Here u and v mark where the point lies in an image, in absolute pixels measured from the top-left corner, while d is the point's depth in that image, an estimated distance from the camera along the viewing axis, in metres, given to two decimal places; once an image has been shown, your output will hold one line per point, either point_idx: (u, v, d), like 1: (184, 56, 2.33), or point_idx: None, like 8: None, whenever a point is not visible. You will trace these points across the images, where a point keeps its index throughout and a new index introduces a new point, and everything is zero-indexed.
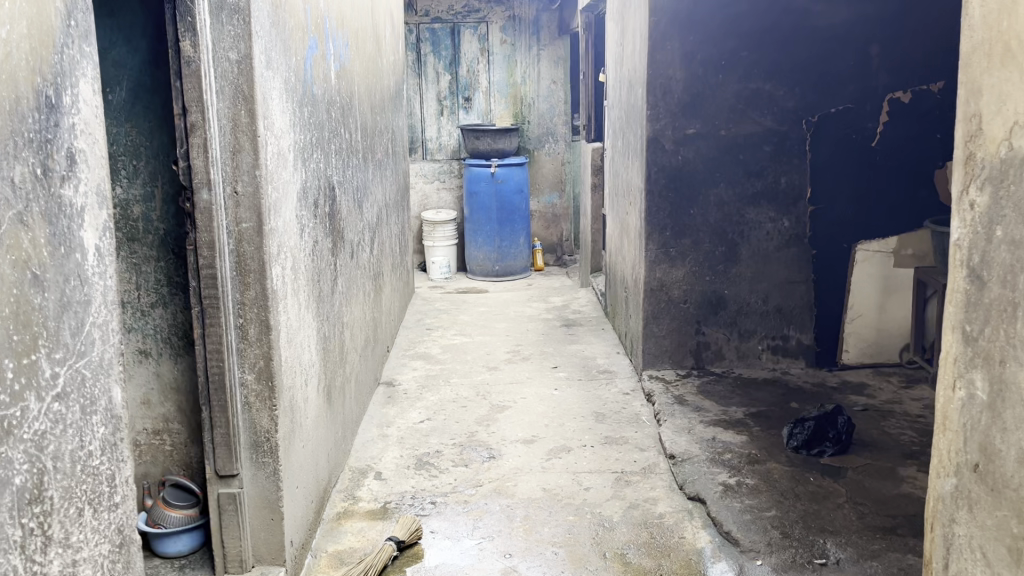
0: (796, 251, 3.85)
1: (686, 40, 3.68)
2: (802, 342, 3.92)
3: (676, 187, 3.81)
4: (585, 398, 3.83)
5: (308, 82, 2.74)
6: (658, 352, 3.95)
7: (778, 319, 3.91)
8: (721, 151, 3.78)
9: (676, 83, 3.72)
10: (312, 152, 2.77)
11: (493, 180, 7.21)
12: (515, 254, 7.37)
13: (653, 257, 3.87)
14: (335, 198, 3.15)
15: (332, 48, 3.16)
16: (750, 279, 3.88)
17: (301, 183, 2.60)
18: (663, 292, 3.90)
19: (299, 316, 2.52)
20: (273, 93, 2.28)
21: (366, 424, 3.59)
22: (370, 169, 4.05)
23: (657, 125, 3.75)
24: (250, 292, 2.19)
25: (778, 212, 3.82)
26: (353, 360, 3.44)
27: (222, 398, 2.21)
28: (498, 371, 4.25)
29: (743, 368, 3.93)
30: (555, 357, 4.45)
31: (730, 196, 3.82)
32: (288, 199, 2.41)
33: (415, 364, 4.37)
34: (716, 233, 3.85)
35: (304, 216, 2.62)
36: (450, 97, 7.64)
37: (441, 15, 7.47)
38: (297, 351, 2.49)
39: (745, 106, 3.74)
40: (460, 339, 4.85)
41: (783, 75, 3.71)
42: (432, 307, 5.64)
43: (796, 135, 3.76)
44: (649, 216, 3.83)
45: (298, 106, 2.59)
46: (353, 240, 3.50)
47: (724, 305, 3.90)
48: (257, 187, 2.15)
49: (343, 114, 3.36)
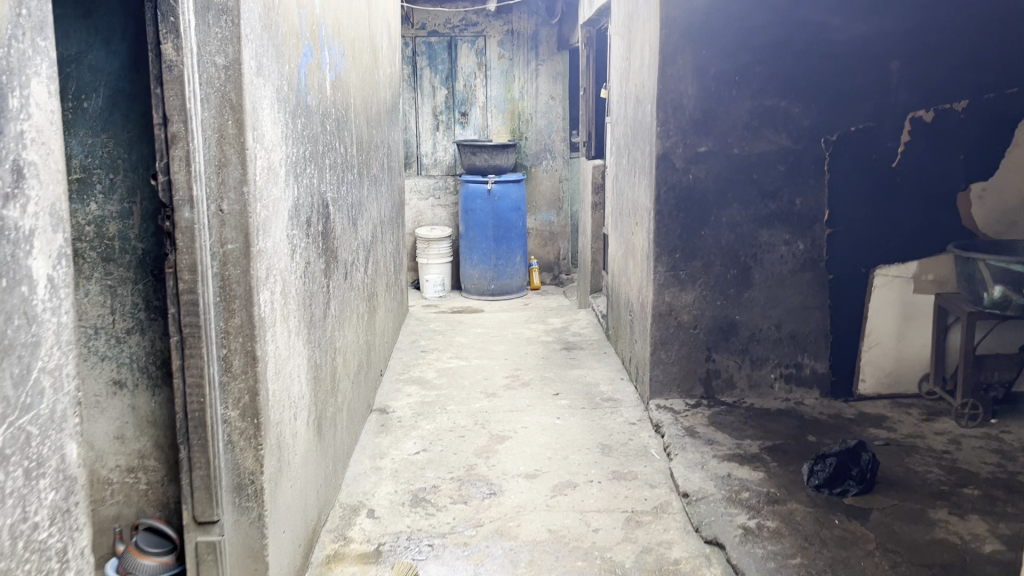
0: (811, 275, 3.67)
1: (699, 53, 3.52)
2: (816, 370, 3.74)
3: (687, 207, 3.63)
4: (589, 428, 3.64)
5: (303, 93, 2.55)
6: (665, 380, 3.76)
7: (791, 346, 3.72)
8: (734, 170, 3.60)
9: (688, 99, 3.55)
10: (305, 168, 2.58)
11: (489, 198, 7.03)
12: (511, 273, 7.19)
13: (662, 280, 3.68)
14: (329, 216, 2.96)
15: (328, 57, 2.97)
16: (763, 304, 3.70)
17: (294, 200, 2.41)
18: (672, 318, 3.71)
19: (288, 344, 2.32)
20: (265, 102, 2.09)
21: (358, 455, 3.38)
22: (366, 185, 3.86)
23: (667, 142, 3.57)
24: (235, 320, 1.99)
25: (793, 234, 3.65)
26: (345, 388, 3.23)
27: (202, 436, 2.00)
28: (497, 398, 4.04)
29: (755, 398, 3.75)
30: (556, 383, 4.25)
31: (743, 217, 3.64)
32: (278, 217, 2.22)
33: (409, 389, 4.16)
34: (728, 255, 3.67)
35: (296, 236, 2.43)
36: (446, 111, 7.47)
37: (438, 28, 7.31)
38: (285, 382, 2.28)
39: (760, 123, 3.57)
40: (456, 362, 4.65)
41: (800, 91, 3.55)
42: (426, 328, 5.43)
43: (812, 155, 3.59)
44: (658, 238, 3.65)
45: (291, 118, 2.41)
46: (347, 260, 3.31)
47: (735, 331, 3.72)
48: (244, 205, 1.94)
49: (338, 128, 3.18)
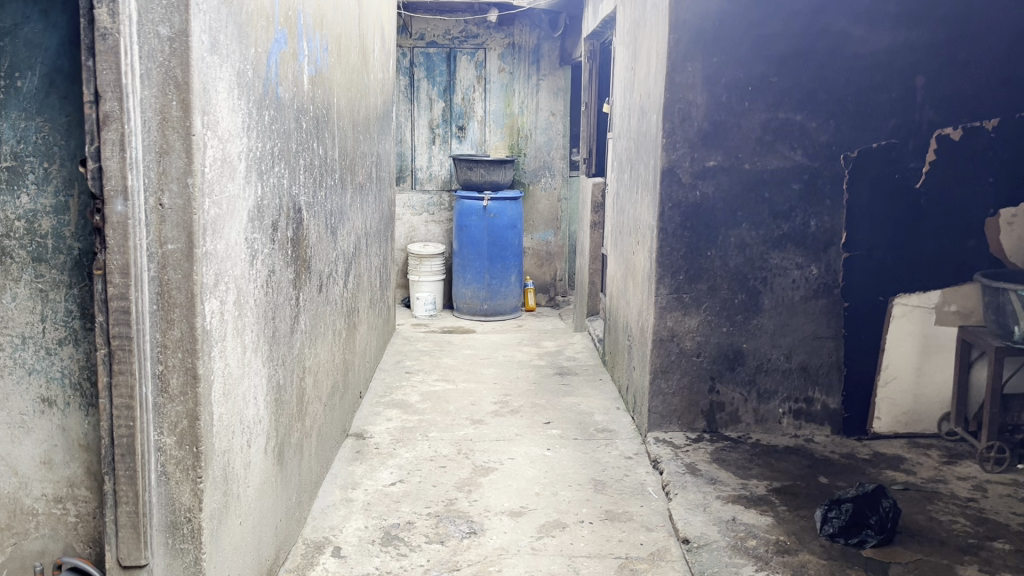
0: (824, 303, 3.41)
1: (710, 61, 3.28)
2: (827, 406, 3.47)
3: (693, 225, 3.37)
4: (581, 461, 3.35)
5: (273, 82, 2.30)
6: (665, 411, 3.48)
7: (802, 378, 3.46)
8: (744, 188, 3.35)
9: (697, 109, 3.31)
10: (272, 167, 2.32)
11: (484, 215, 6.78)
12: (505, 293, 6.93)
13: (664, 304, 3.42)
14: (302, 222, 2.70)
15: (307, 49, 2.73)
16: (771, 332, 3.44)
17: (255, 198, 2.15)
18: (674, 344, 3.44)
19: (242, 363, 2.04)
20: (221, 85, 1.83)
21: (328, 484, 3.09)
22: (349, 192, 3.60)
23: (673, 155, 3.32)
24: (173, 333, 1.72)
25: (805, 258, 3.39)
26: (316, 412, 2.96)
27: (130, 465, 1.71)
28: (484, 425, 3.76)
29: (761, 434, 3.47)
30: (547, 411, 3.97)
31: (752, 238, 3.39)
32: (234, 218, 1.96)
33: (390, 414, 3.89)
34: (735, 279, 3.41)
35: (257, 239, 2.16)
36: (443, 125, 7.24)
37: (437, 39, 7.10)
38: (237, 404, 2.01)
39: (774, 138, 3.33)
40: (442, 385, 4.37)
41: (817, 105, 3.31)
42: (413, 348, 5.16)
43: (829, 173, 3.34)
44: (661, 257, 3.39)
45: (257, 108, 2.15)
46: (323, 271, 3.04)
47: (741, 361, 3.46)
48: (188, 199, 1.68)
49: (317, 127, 2.92)
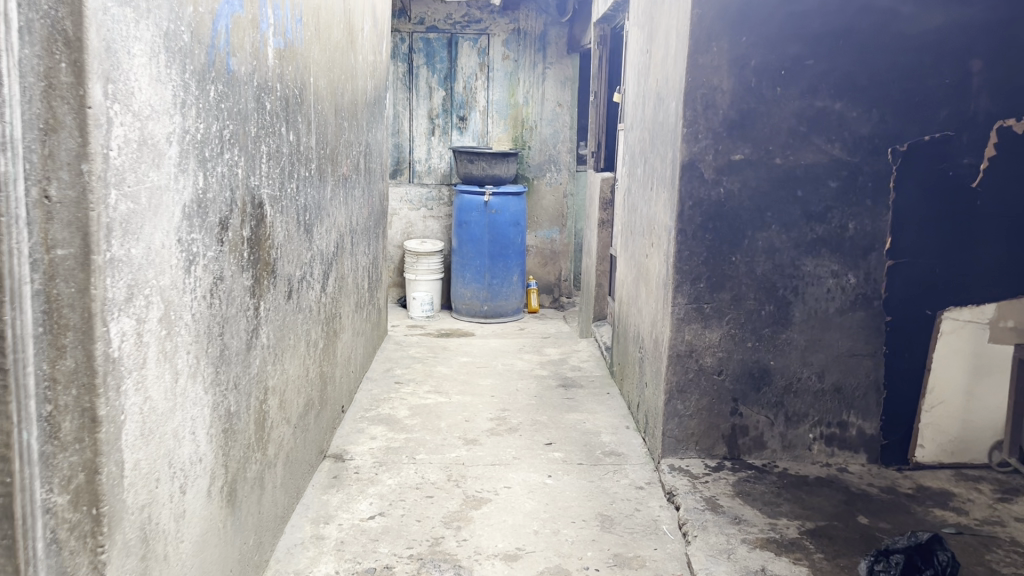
0: (863, 316, 3.02)
1: (738, 40, 2.88)
2: (863, 432, 3.08)
3: (716, 226, 2.98)
4: (585, 492, 2.97)
5: (222, 50, 1.90)
6: (681, 435, 3.10)
7: (835, 401, 3.08)
8: (774, 185, 2.96)
9: (722, 94, 2.91)
10: (221, 153, 1.93)
11: (485, 211, 6.39)
12: (507, 294, 6.55)
13: (681, 315, 3.03)
14: (264, 219, 2.31)
15: (273, 17, 2.33)
16: (802, 349, 3.05)
17: (194, 189, 1.76)
18: (692, 360, 3.05)
19: (173, 394, 1.66)
20: (137, 46, 1.45)
21: (298, 518, 2.71)
22: (329, 185, 3.21)
23: (695, 147, 2.93)
24: (65, 364, 1.32)
25: (843, 265, 3.00)
26: (283, 437, 2.59)
27: (7, 534, 1.23)
28: (478, 446, 3.38)
29: (789, 462, 3.09)
30: (549, 430, 3.58)
31: (782, 242, 2.99)
32: (160, 215, 1.57)
33: (374, 431, 3.51)
34: (763, 287, 3.02)
35: (196, 240, 1.77)
36: (443, 115, 6.85)
37: (438, 23, 6.70)
38: (164, 446, 1.63)
39: (809, 129, 2.93)
40: (434, 398, 3.98)
41: (859, 92, 2.91)
42: (405, 355, 4.77)
43: (872, 169, 2.95)
44: (679, 263, 3.00)
45: (198, 80, 1.76)
46: (293, 274, 2.65)
47: (767, 380, 3.07)
48: (83, 190, 1.31)
49: (286, 110, 2.53)
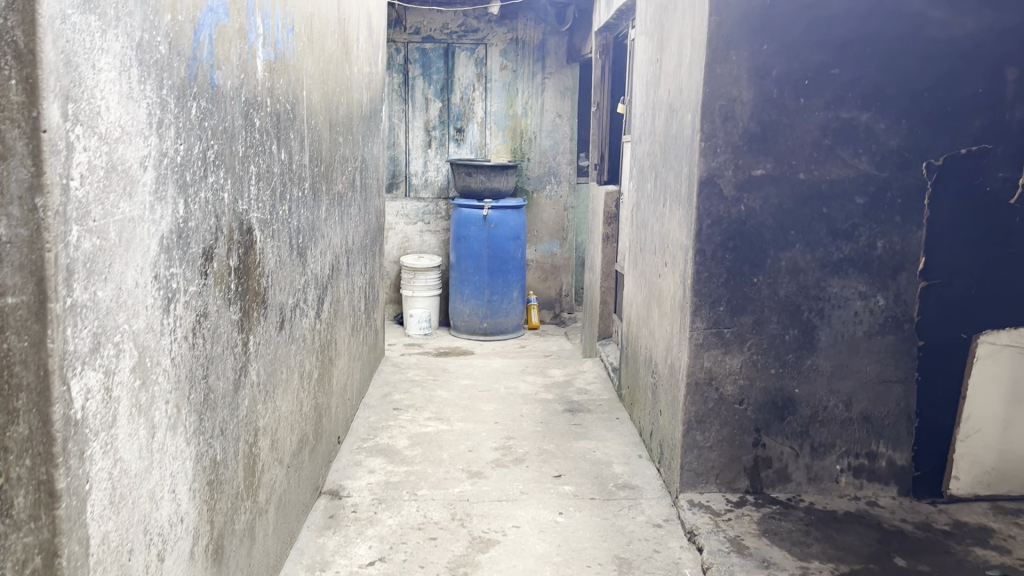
0: (892, 340, 2.84)
1: (759, 49, 2.70)
2: (893, 463, 2.90)
3: (736, 246, 2.80)
4: (600, 531, 2.77)
5: (205, 63, 1.71)
6: (700, 468, 2.91)
7: (864, 430, 2.89)
8: (798, 202, 2.78)
9: (742, 106, 2.73)
10: (204, 176, 1.74)
11: (484, 225, 6.21)
12: (507, 310, 6.36)
13: (700, 341, 2.84)
14: (254, 247, 2.12)
15: (262, 27, 2.15)
16: (828, 376, 2.87)
17: (173, 218, 1.57)
18: (712, 389, 2.87)
19: (150, 451, 1.47)
20: (105, 59, 1.26)
21: (291, 567, 2.51)
22: (323, 205, 3.02)
23: (713, 162, 2.75)
24: (18, 431, 1.14)
25: (871, 286, 2.82)
26: (275, 480, 2.39)
27: None
28: (483, 480, 3.18)
29: (815, 495, 2.90)
30: (557, 460, 3.39)
31: (807, 262, 2.81)
32: (133, 251, 1.38)
33: (373, 464, 3.31)
34: (787, 310, 2.84)
35: (176, 274, 1.58)
36: (440, 127, 6.67)
37: (433, 33, 6.53)
38: (139, 511, 1.43)
39: (834, 142, 2.76)
40: (435, 425, 3.79)
41: (888, 102, 2.74)
42: (403, 378, 4.57)
43: (901, 184, 2.78)
44: (698, 285, 2.81)
45: (178, 97, 1.57)
46: (285, 303, 2.46)
47: (791, 409, 2.88)
48: (37, 228, 1.11)
49: (277, 127, 2.34)
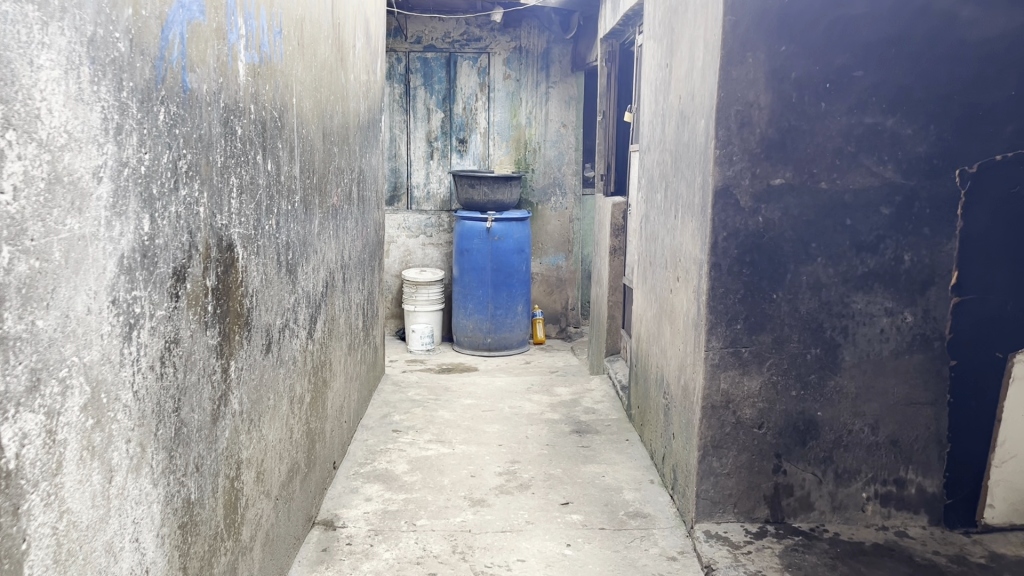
0: (921, 359, 2.67)
1: (777, 50, 2.54)
2: (923, 491, 2.72)
3: (754, 260, 2.63)
4: (611, 565, 2.60)
5: (175, 64, 1.55)
6: (717, 496, 2.73)
7: (891, 455, 2.71)
8: (820, 213, 2.61)
9: (759, 111, 2.56)
10: (175, 189, 1.57)
11: (487, 238, 6.05)
12: (511, 325, 6.19)
13: (716, 361, 2.67)
14: (236, 265, 1.96)
15: (245, 28, 2.00)
16: (853, 398, 2.69)
17: (136, 234, 1.40)
18: (729, 412, 2.69)
19: (105, 498, 1.30)
20: (46, 55, 1.10)
21: None
22: (316, 218, 2.86)
23: (729, 171, 2.58)
24: None
25: (897, 302, 2.65)
26: (261, 515, 2.22)
27: None
28: (486, 508, 3.01)
29: (840, 525, 2.72)
30: (564, 487, 3.21)
31: (829, 276, 2.64)
32: (84, 275, 1.22)
33: (370, 491, 3.14)
34: (809, 328, 2.66)
35: (140, 297, 1.41)
36: (442, 137, 6.53)
37: (435, 42, 6.39)
38: (93, 567, 1.26)
39: (857, 149, 2.59)
40: (437, 448, 3.62)
41: (914, 106, 2.57)
42: (403, 397, 4.39)
43: (929, 194, 2.61)
44: (713, 302, 2.64)
45: (142, 101, 1.41)
46: (272, 324, 2.30)
47: (814, 433, 2.71)
48: None
49: (263, 136, 2.18)
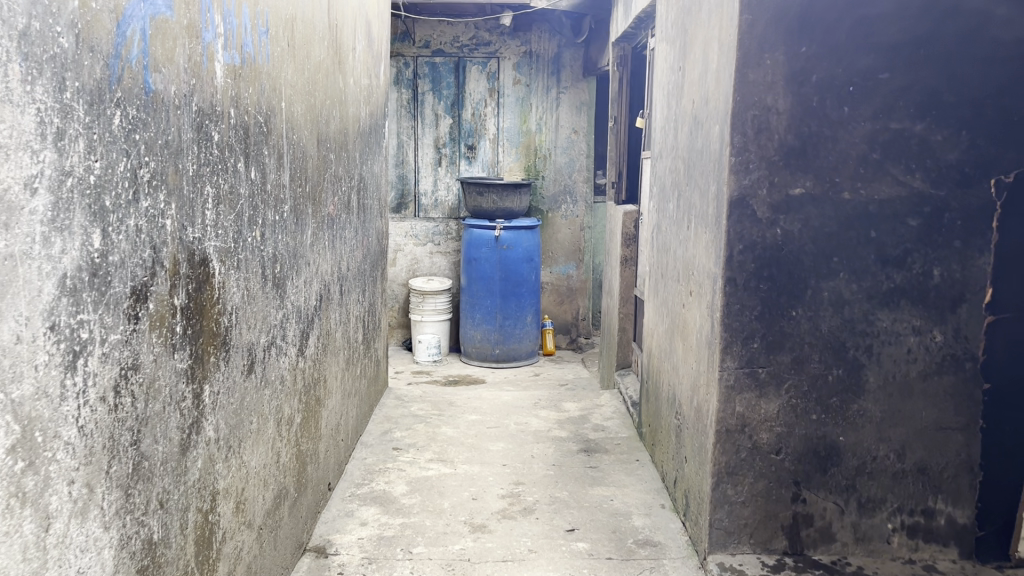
0: (951, 381, 2.49)
1: (797, 51, 2.37)
2: (953, 522, 2.54)
3: (771, 275, 2.47)
4: None
5: (134, 63, 1.41)
6: (731, 526, 2.56)
7: (919, 484, 2.54)
8: (843, 225, 2.45)
9: (777, 116, 2.40)
10: (135, 199, 1.43)
11: (496, 246, 5.90)
12: (520, 336, 6.04)
13: (731, 382, 2.51)
14: (211, 282, 1.82)
15: (224, 25, 1.86)
16: (878, 422, 2.52)
17: (83, 251, 1.26)
18: (745, 437, 2.53)
19: (41, 549, 1.16)
20: None
21: None
22: (308, 228, 2.72)
23: (745, 180, 2.42)
24: None
25: (926, 321, 2.48)
26: (241, 548, 2.07)
27: None
28: (488, 534, 2.85)
29: (864, 558, 2.54)
30: (570, 511, 3.05)
31: (853, 293, 2.47)
32: (12, 299, 1.07)
33: (367, 515, 2.99)
34: (830, 348, 2.50)
35: (87, 321, 1.27)
36: (451, 144, 6.39)
37: (444, 47, 6.26)
38: None
39: (883, 156, 2.42)
40: (438, 468, 3.46)
41: (944, 111, 2.41)
42: (406, 412, 4.24)
43: (961, 205, 2.44)
44: (728, 319, 2.48)
45: (90, 103, 1.27)
46: (256, 342, 2.15)
47: (836, 459, 2.53)
48: None
49: (245, 142, 2.04)
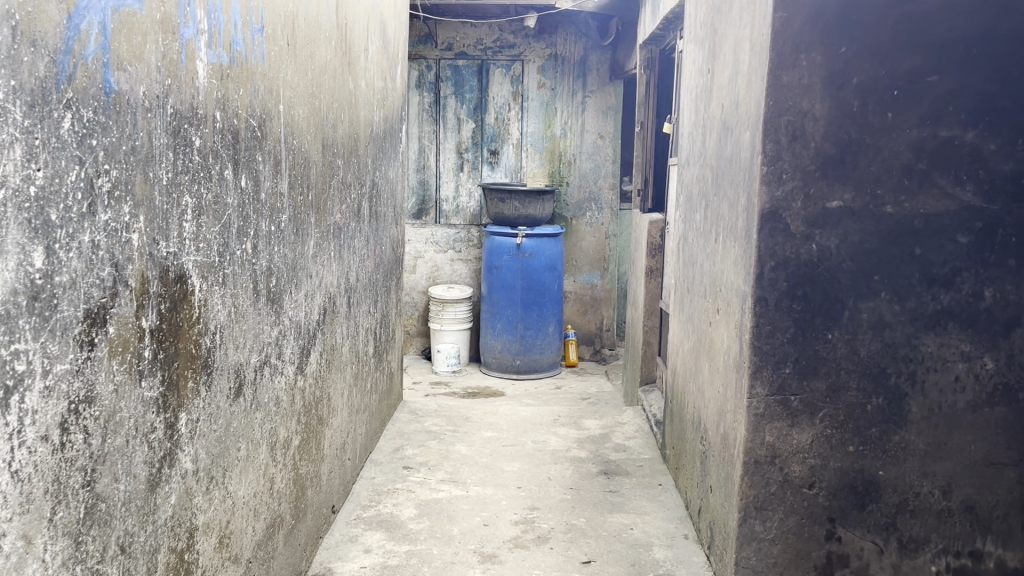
0: (1003, 412, 2.28)
1: (835, 51, 2.18)
2: (1003, 565, 2.33)
3: (806, 294, 2.27)
4: None
5: (90, 59, 1.26)
6: (760, 565, 2.37)
7: (965, 523, 2.33)
8: (884, 241, 2.24)
9: (814, 122, 2.21)
10: (89, 213, 1.28)
11: (518, 254, 5.73)
12: (542, 347, 5.86)
13: (761, 410, 2.31)
14: (189, 302, 1.66)
15: (208, 20, 1.71)
16: (921, 456, 2.31)
17: (19, 272, 1.11)
18: (775, 470, 2.33)
19: None
20: None
21: None
22: (310, 239, 2.57)
23: (778, 191, 2.23)
24: None
25: (976, 346, 2.27)
26: None
27: None
28: (497, 565, 2.68)
29: None
30: (586, 541, 2.86)
31: (895, 315, 2.27)
32: None
33: (372, 540, 2.83)
34: (870, 374, 2.29)
35: (23, 352, 1.12)
36: (473, 149, 6.24)
37: (467, 49, 6.11)
38: None
39: (930, 166, 2.22)
40: (449, 489, 3.30)
41: (998, 118, 2.20)
42: (420, 427, 4.09)
43: (1015, 220, 2.23)
44: (758, 342, 2.29)
45: (31, 104, 1.12)
46: (245, 363, 2.00)
47: (875, 496, 2.32)
48: None
49: (234, 147, 1.89)
